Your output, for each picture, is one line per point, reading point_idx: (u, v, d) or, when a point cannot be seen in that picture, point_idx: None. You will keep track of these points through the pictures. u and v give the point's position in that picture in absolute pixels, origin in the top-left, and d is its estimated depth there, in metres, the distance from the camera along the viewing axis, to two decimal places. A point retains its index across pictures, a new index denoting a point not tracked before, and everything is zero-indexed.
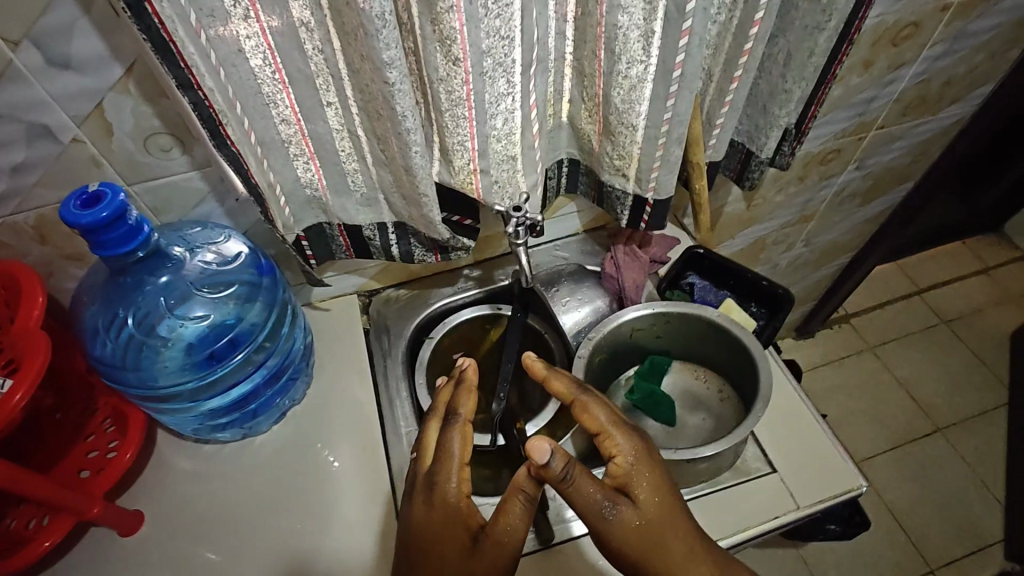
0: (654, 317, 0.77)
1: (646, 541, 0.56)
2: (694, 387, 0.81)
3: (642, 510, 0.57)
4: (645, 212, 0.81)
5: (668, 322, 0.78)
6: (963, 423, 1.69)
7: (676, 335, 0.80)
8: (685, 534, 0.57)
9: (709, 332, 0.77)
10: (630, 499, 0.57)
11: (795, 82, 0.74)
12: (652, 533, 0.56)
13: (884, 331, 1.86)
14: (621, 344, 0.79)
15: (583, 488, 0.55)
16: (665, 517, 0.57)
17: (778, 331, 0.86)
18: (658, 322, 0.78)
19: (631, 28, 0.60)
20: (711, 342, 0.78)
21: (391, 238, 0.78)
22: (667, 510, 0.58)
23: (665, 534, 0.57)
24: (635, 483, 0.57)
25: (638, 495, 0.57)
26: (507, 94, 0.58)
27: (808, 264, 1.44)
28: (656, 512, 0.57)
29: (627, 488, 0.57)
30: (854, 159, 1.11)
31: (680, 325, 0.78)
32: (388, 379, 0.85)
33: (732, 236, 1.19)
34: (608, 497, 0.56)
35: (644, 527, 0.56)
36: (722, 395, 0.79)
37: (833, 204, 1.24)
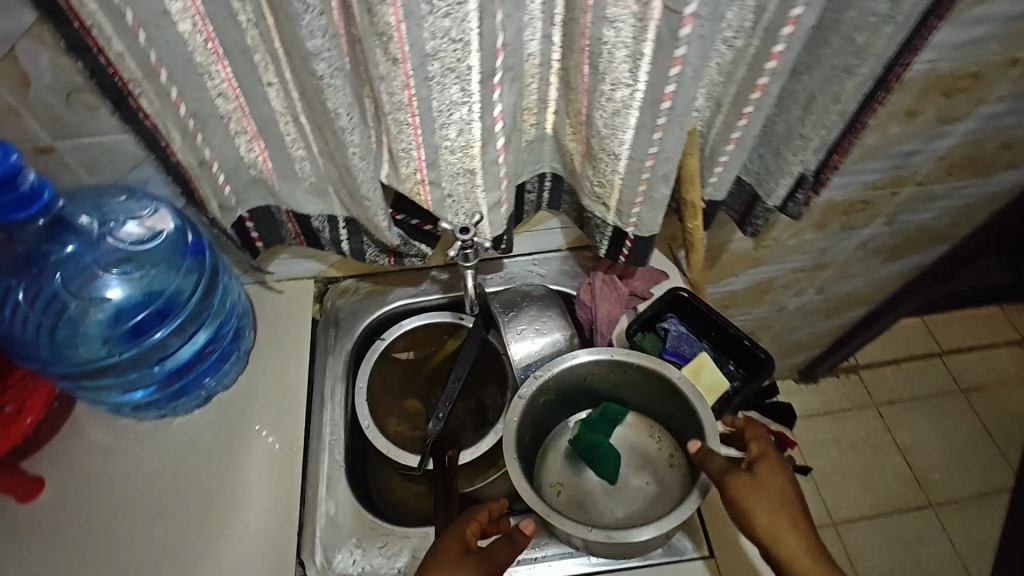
0: (612, 364, 0.71)
1: (757, 508, 0.59)
2: (645, 445, 0.74)
3: (759, 482, 0.60)
4: (625, 246, 0.74)
5: (627, 372, 0.72)
6: (958, 502, 1.59)
7: (634, 387, 0.74)
8: (788, 506, 0.60)
9: (669, 391, 0.70)
10: (762, 475, 0.61)
11: (814, 128, 0.65)
12: (778, 504, 0.59)
13: (893, 390, 1.74)
14: (572, 386, 0.73)
15: (708, 463, 0.61)
16: (773, 488, 0.61)
17: (748, 398, 0.79)
18: (616, 371, 0.72)
19: (618, 46, 0.51)
20: (669, 401, 0.72)
21: (342, 233, 0.72)
22: (777, 482, 0.61)
23: (774, 505, 0.59)
24: (775, 465, 0.62)
25: (764, 471, 0.62)
26: (462, 103, 0.51)
27: (819, 311, 1.34)
28: (773, 484, 0.61)
29: (762, 468, 0.62)
30: (884, 212, 1.00)
31: (637, 377, 0.72)
32: (325, 377, 0.80)
33: (734, 273, 1.10)
34: (748, 473, 0.61)
35: (756, 495, 0.59)
36: (672, 461, 0.72)
37: (855, 256, 1.13)
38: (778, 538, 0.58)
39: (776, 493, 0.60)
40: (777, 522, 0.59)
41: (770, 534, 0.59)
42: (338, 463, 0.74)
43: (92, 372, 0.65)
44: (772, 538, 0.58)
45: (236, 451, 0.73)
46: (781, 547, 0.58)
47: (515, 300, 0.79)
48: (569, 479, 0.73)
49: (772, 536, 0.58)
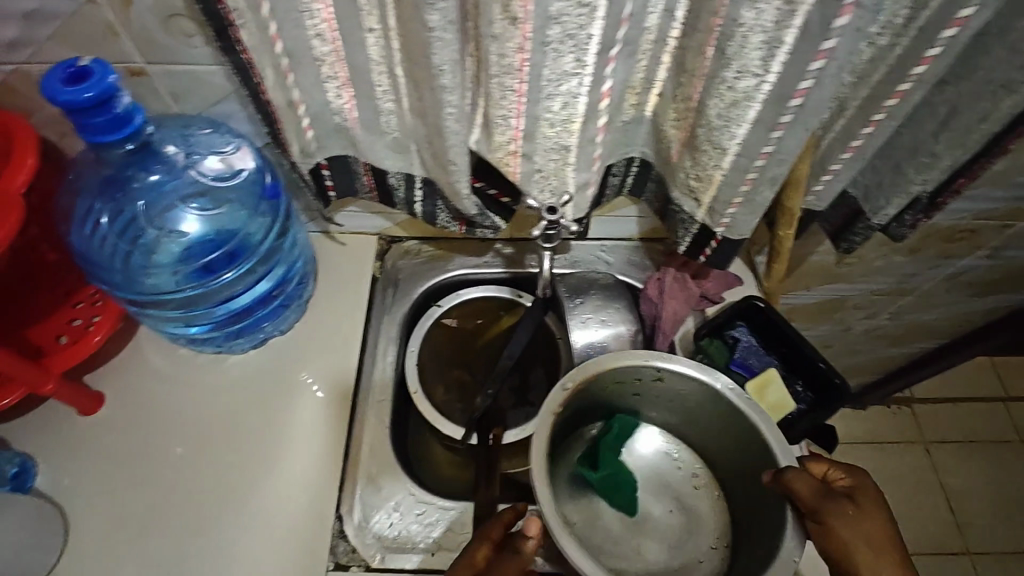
0: (644, 375, 0.67)
1: (848, 536, 0.54)
2: (667, 471, 0.72)
3: (858, 513, 0.55)
4: (708, 248, 0.70)
5: (658, 384, 0.68)
6: (999, 554, 1.51)
7: (660, 399, 0.70)
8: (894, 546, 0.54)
9: (703, 404, 0.67)
10: (862, 507, 0.55)
11: (948, 146, 0.59)
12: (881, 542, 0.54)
13: (947, 428, 1.65)
14: (593, 399, 0.69)
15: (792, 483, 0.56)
16: (875, 522, 0.54)
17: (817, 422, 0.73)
18: (648, 381, 0.68)
19: (755, 30, 0.46)
20: (705, 419, 0.69)
21: (417, 193, 0.69)
22: (881, 516, 0.55)
23: (868, 537, 0.53)
24: (874, 496, 0.56)
25: (865, 501, 0.56)
26: (574, 74, 0.47)
27: (887, 337, 1.26)
28: (874, 518, 0.54)
29: (865, 500, 0.56)
30: (988, 244, 0.92)
31: (666, 386, 0.68)
32: (379, 337, 0.79)
33: (807, 287, 1.03)
34: (845, 502, 0.55)
35: (849, 526, 0.54)
36: (697, 483, 0.72)
37: (942, 286, 1.05)
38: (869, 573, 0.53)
39: (874, 529, 0.54)
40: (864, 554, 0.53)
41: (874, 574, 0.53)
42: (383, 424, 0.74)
43: (164, 302, 0.66)
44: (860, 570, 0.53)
45: (287, 396, 0.74)
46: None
47: (580, 287, 0.76)
48: (580, 507, 0.69)
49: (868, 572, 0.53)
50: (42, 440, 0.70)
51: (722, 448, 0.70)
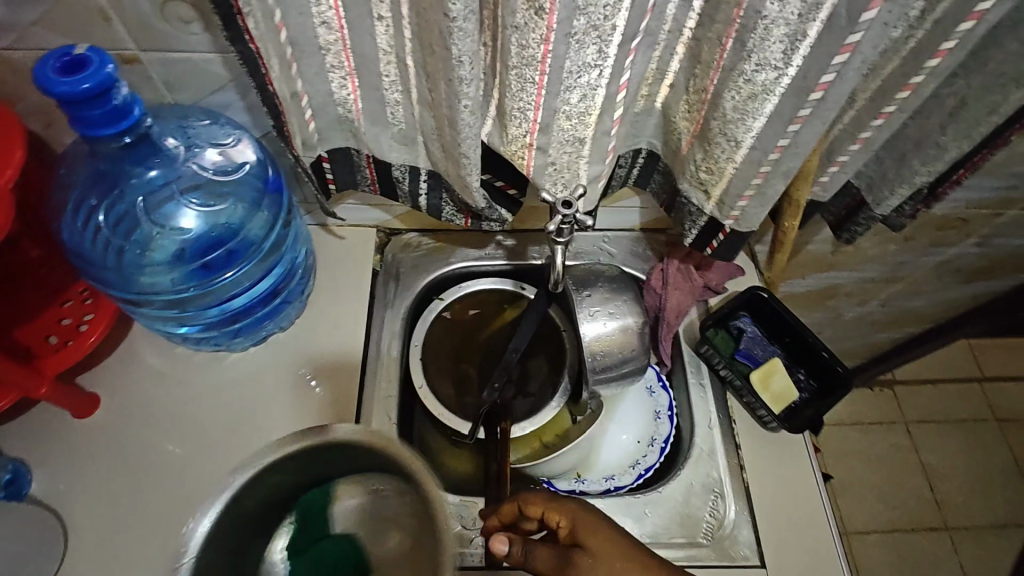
0: (255, 497, 0.49)
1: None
2: (365, 502, 0.54)
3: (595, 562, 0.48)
4: (715, 240, 0.70)
5: (274, 484, 0.50)
6: (975, 529, 1.57)
7: (305, 470, 0.51)
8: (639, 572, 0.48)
9: (379, 472, 0.51)
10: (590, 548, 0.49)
11: (955, 139, 0.59)
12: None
13: (927, 409, 1.70)
14: (274, 516, 0.53)
15: (540, 561, 0.49)
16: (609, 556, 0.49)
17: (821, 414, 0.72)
18: (263, 492, 0.50)
19: (778, 22, 0.45)
20: (315, 461, 0.50)
21: (422, 186, 0.68)
22: (608, 544, 0.50)
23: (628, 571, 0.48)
24: (595, 523, 0.51)
25: (593, 539, 0.50)
26: (595, 66, 0.46)
27: (875, 323, 1.29)
28: (609, 557, 0.48)
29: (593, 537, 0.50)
30: (978, 232, 0.94)
31: (325, 464, 0.51)
32: (382, 332, 0.78)
33: (802, 275, 1.04)
34: (577, 555, 0.49)
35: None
36: (387, 493, 0.52)
37: (931, 273, 1.08)
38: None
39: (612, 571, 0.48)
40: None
41: None
42: (389, 421, 0.73)
43: (167, 303, 0.63)
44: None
45: (289, 393, 0.72)
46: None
47: (587, 280, 0.75)
48: None
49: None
50: (35, 445, 0.67)
51: (320, 461, 0.51)
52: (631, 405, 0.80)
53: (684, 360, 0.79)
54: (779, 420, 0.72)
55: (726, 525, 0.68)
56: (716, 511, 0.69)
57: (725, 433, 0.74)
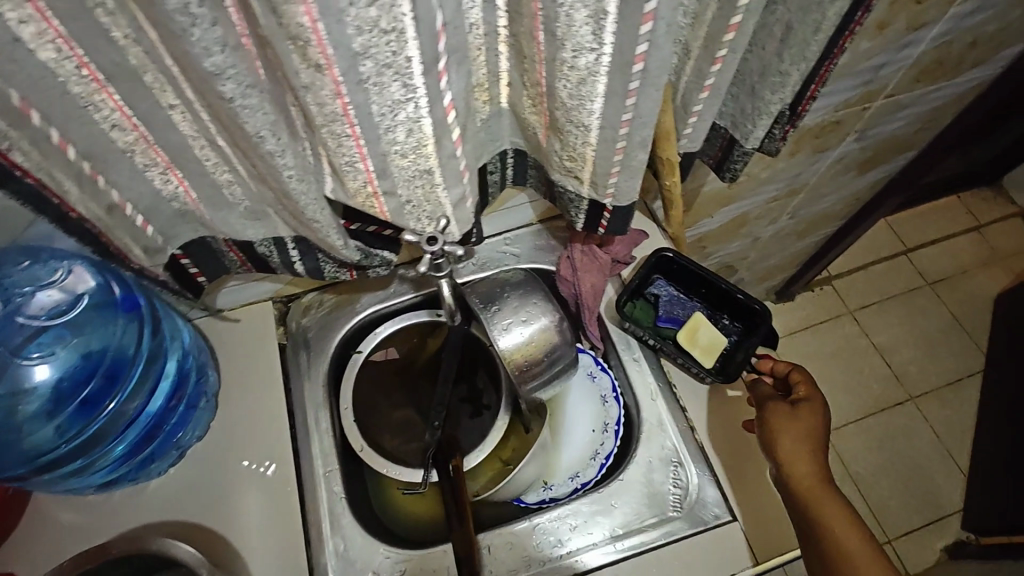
0: None
1: (787, 434, 0.67)
2: None
3: (794, 415, 0.69)
4: (603, 220, 0.69)
5: None
6: (935, 392, 1.66)
7: None
8: (814, 443, 0.68)
9: None
10: (799, 413, 0.69)
11: (793, 63, 0.60)
12: (808, 432, 0.68)
13: (865, 294, 1.78)
14: None
15: (759, 388, 0.73)
16: (806, 428, 0.68)
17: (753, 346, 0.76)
18: None
19: (576, 6, 0.44)
20: None
21: (293, 254, 0.64)
22: (811, 425, 0.69)
23: (801, 436, 0.67)
24: (816, 409, 0.70)
25: (805, 410, 0.70)
26: (407, 101, 0.43)
27: (791, 234, 1.33)
28: (806, 423, 0.68)
29: (805, 407, 0.70)
30: (854, 129, 0.97)
31: None
32: (308, 406, 0.74)
33: (709, 214, 1.06)
34: (787, 404, 0.70)
35: (789, 422, 0.68)
36: None
37: (825, 176, 1.11)
38: (807, 486, 0.65)
39: (803, 428, 0.68)
40: (799, 453, 0.66)
41: (790, 455, 0.66)
42: (337, 495, 0.70)
43: (79, 448, 0.58)
44: (807, 489, 0.65)
45: (221, 505, 0.67)
46: (796, 486, 0.65)
47: (492, 291, 0.73)
48: None
49: (789, 460, 0.66)
50: None
51: None
52: (577, 397, 0.79)
53: (613, 340, 0.79)
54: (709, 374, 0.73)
55: (691, 492, 0.69)
56: (678, 480, 0.69)
57: (670, 401, 0.74)
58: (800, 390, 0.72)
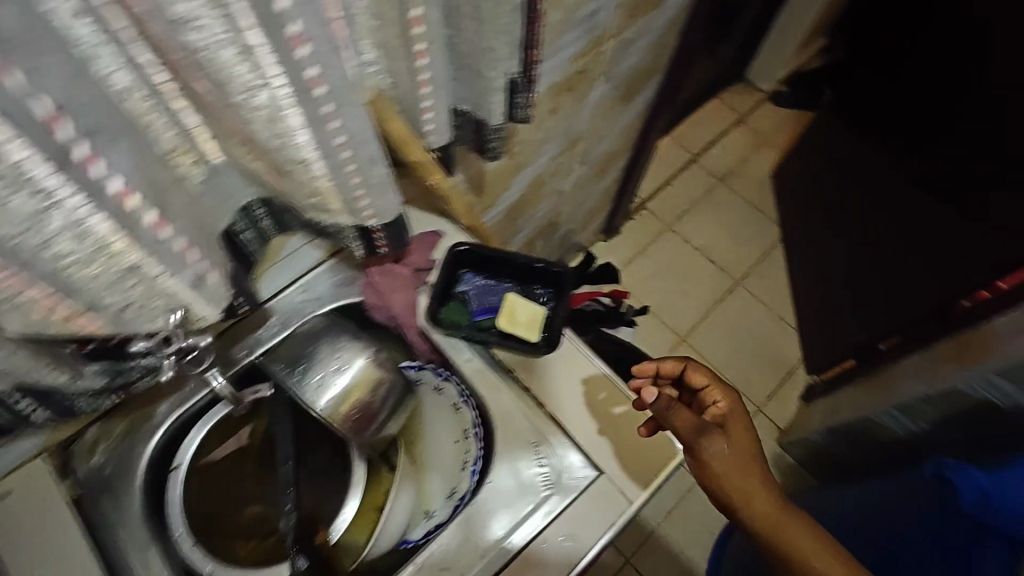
0: None
1: (725, 466, 0.67)
2: None
3: (728, 437, 0.70)
4: (378, 240, 0.68)
5: None
6: (754, 270, 1.89)
7: None
8: (757, 459, 0.69)
9: None
10: (728, 433, 0.71)
11: (494, 37, 0.60)
12: (742, 452, 0.69)
13: (675, 206, 1.97)
14: None
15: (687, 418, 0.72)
16: (742, 445, 0.70)
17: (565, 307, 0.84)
18: None
19: (218, 45, 0.38)
20: None
21: (25, 404, 0.53)
22: (745, 441, 0.70)
23: (742, 460, 0.68)
24: (741, 421, 0.72)
25: (733, 428, 0.71)
26: (46, 210, 0.36)
27: (591, 179, 1.40)
28: (740, 443, 0.70)
29: (733, 425, 0.72)
30: (601, 74, 1.01)
31: None
32: (131, 552, 0.63)
33: (507, 188, 1.07)
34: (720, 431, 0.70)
35: (725, 447, 0.69)
36: None
37: (597, 121, 1.17)
38: (767, 517, 0.67)
39: (740, 449, 0.69)
40: (748, 480, 0.67)
41: (736, 485, 0.67)
42: None
43: None
44: (770, 522, 0.66)
45: None
46: (757, 518, 0.67)
47: (298, 349, 0.69)
48: None
49: (741, 491, 0.67)
50: None
51: None
52: (432, 418, 0.77)
53: (444, 349, 0.75)
54: (539, 346, 0.75)
55: (556, 465, 0.69)
56: (543, 459, 0.70)
57: (515, 388, 0.73)
58: (716, 407, 0.74)
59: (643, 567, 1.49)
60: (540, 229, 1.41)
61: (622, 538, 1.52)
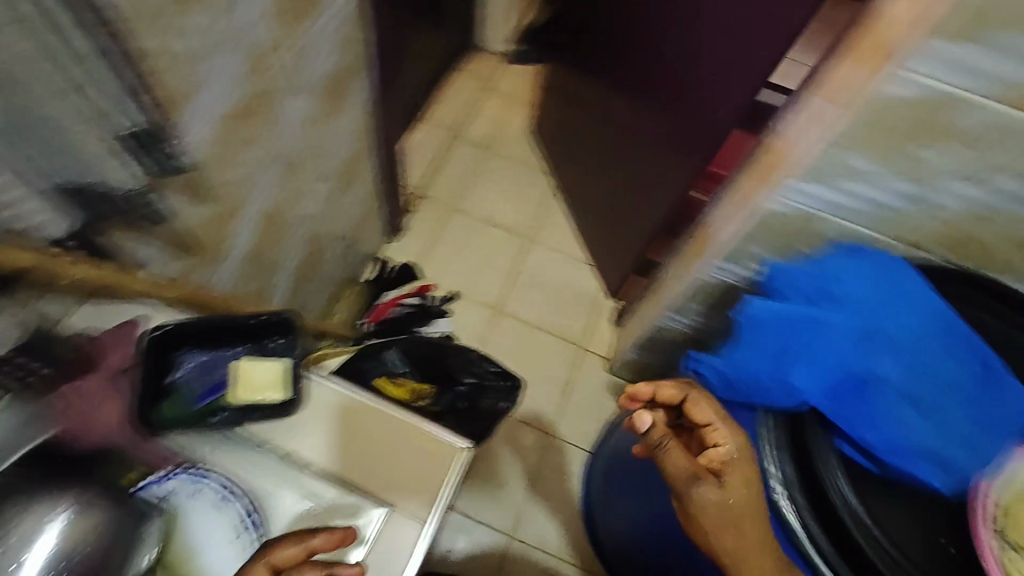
0: None
1: (714, 526, 0.64)
2: None
3: (726, 491, 0.64)
4: (28, 363, 0.69)
5: None
6: (542, 223, 1.97)
7: None
8: (755, 516, 0.64)
9: None
10: (726, 484, 0.65)
11: (54, 106, 0.61)
12: (737, 511, 0.63)
13: (451, 186, 2.00)
14: None
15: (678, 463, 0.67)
16: (744, 498, 0.64)
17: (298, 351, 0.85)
18: None
19: None
20: None
21: None
22: (748, 495, 0.64)
23: (734, 521, 0.63)
24: (749, 477, 0.65)
25: (734, 482, 0.65)
26: None
27: (340, 190, 1.32)
28: (738, 497, 0.64)
29: (733, 477, 0.65)
30: (285, 89, 0.91)
31: None
32: None
33: (231, 235, 0.96)
34: (716, 486, 0.64)
35: (719, 505, 0.64)
36: None
37: (313, 136, 1.08)
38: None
39: (738, 507, 0.63)
40: (744, 540, 0.63)
41: (726, 547, 0.63)
42: None
43: None
44: None
45: None
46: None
47: None
48: None
49: (732, 552, 0.63)
50: None
51: None
52: (198, 527, 0.68)
53: (183, 440, 0.75)
54: (280, 404, 0.76)
55: (343, 513, 0.71)
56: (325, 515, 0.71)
57: (269, 454, 0.74)
58: (718, 464, 0.67)
59: (529, 537, 1.52)
60: (310, 257, 1.33)
61: (501, 517, 1.54)
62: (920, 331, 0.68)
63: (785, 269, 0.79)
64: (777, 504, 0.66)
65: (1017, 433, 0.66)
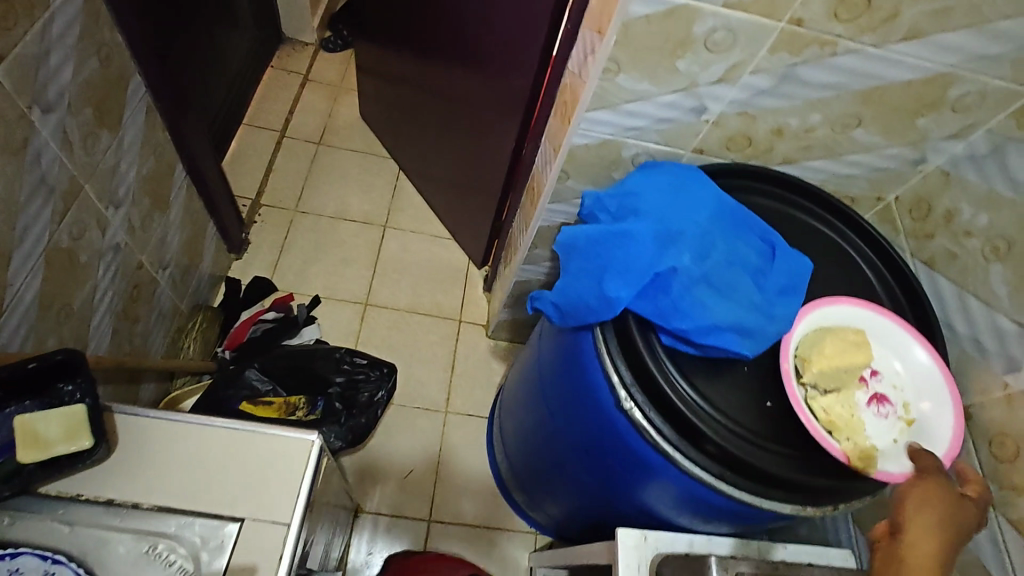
0: None
1: (919, 533, 0.63)
2: None
3: (929, 507, 0.65)
4: None
5: None
6: (394, 207, 1.93)
7: None
8: (953, 543, 0.63)
9: None
10: (932, 503, 0.65)
11: None
12: (938, 529, 0.63)
13: (290, 188, 1.89)
14: None
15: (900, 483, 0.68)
16: (925, 513, 0.65)
17: (96, 391, 0.64)
18: None
19: None
20: None
21: None
22: (931, 509, 0.65)
23: (929, 535, 0.63)
24: (949, 499, 0.66)
25: (938, 501, 0.66)
26: None
27: (148, 213, 1.20)
28: (927, 512, 0.65)
29: (948, 500, 0.66)
30: (22, 109, 0.80)
31: None
32: None
33: (5, 286, 0.83)
34: (920, 500, 0.66)
35: (914, 518, 0.65)
36: None
37: (85, 157, 0.96)
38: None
39: (931, 525, 0.64)
40: (919, 544, 0.62)
41: (915, 554, 0.62)
42: None
43: None
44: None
45: None
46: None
47: None
48: None
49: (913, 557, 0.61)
50: None
51: None
52: None
53: None
54: (74, 461, 0.61)
55: (190, 548, 0.59)
56: (171, 555, 0.58)
57: (86, 510, 0.60)
58: (932, 487, 0.67)
59: (447, 516, 1.52)
60: (133, 292, 1.20)
61: (416, 505, 1.52)
62: (705, 224, 0.76)
63: (596, 195, 0.84)
64: (624, 405, 0.76)
65: (802, 291, 0.77)
